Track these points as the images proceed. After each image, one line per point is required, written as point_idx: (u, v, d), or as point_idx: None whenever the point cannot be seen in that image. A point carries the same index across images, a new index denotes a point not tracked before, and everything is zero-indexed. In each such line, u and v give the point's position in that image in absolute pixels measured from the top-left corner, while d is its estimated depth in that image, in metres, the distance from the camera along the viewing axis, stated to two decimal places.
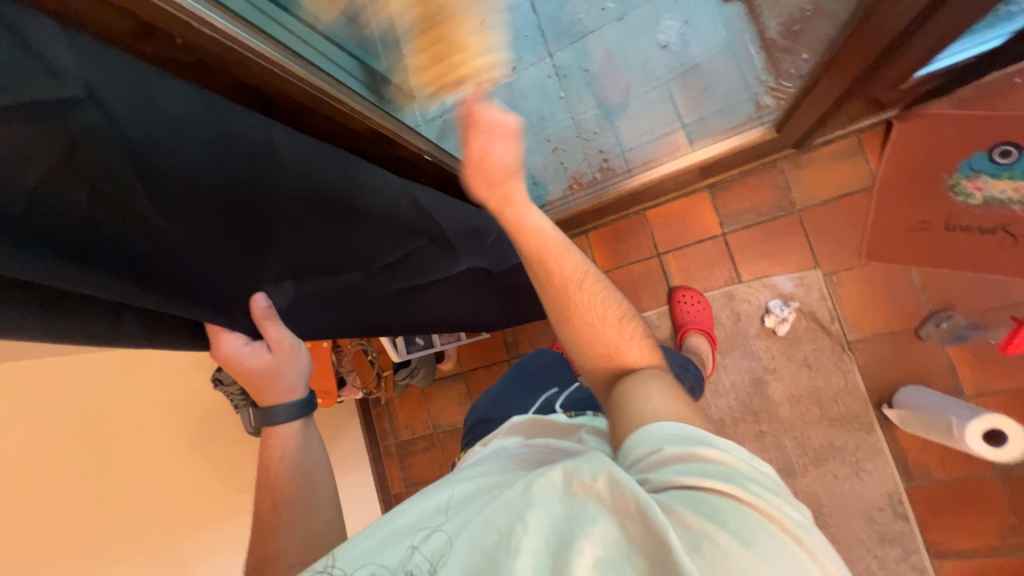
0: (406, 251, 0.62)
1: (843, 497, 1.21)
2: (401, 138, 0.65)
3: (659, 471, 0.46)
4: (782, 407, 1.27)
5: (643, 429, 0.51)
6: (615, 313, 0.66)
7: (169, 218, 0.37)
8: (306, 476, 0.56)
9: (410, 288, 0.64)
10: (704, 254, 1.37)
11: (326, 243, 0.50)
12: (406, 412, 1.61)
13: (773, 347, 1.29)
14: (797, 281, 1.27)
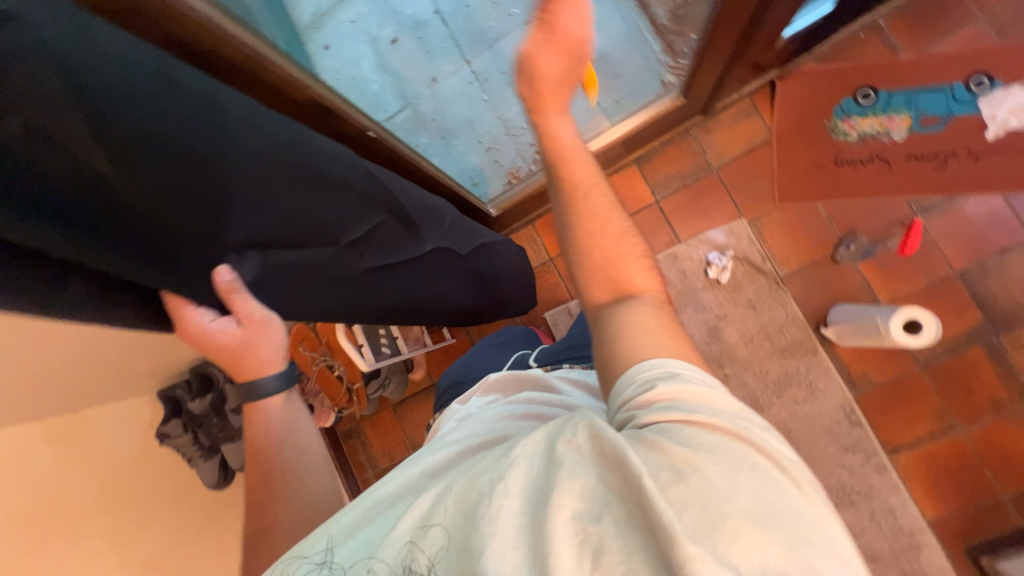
0: (368, 233, 0.65)
1: (806, 418, 1.32)
2: (346, 112, 0.65)
3: (656, 410, 0.46)
4: (738, 348, 1.37)
5: (640, 365, 0.51)
6: (619, 223, 0.67)
7: (126, 179, 0.39)
8: (292, 446, 0.65)
9: (371, 269, 0.69)
10: (643, 223, 1.46)
11: (293, 212, 0.54)
12: (381, 437, 1.53)
13: (720, 296, 1.39)
14: (728, 232, 1.40)
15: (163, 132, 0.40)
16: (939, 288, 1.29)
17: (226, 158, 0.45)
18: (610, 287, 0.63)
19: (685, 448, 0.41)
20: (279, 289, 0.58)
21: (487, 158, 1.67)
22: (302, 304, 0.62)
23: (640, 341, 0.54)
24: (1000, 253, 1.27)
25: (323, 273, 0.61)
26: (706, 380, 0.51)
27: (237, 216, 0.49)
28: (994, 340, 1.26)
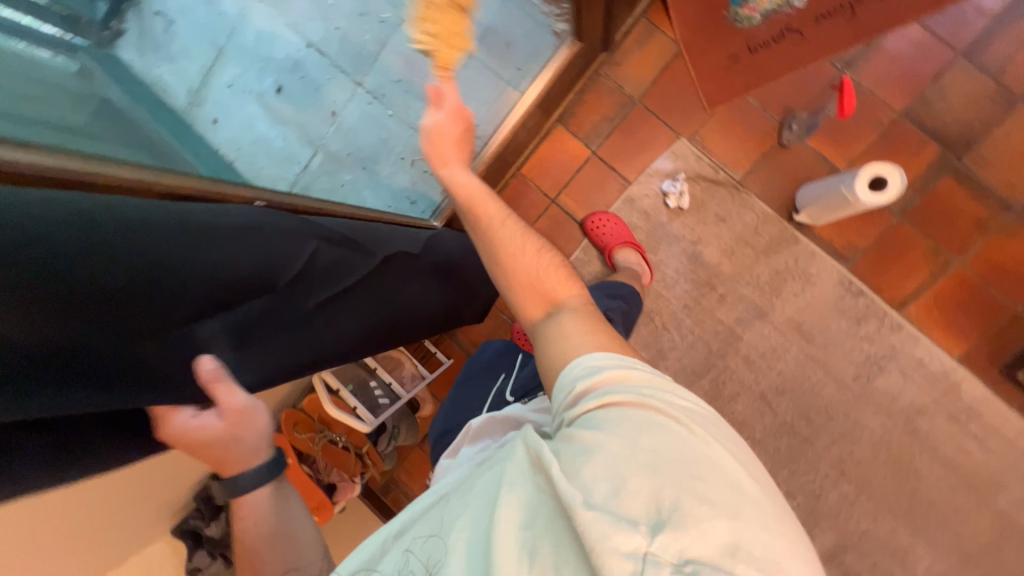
0: (312, 268, 0.68)
1: (811, 306, 1.31)
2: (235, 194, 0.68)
3: (577, 402, 0.59)
4: (723, 265, 1.35)
5: (563, 373, 0.63)
6: (534, 245, 0.79)
7: (94, 333, 0.44)
8: (283, 531, 0.69)
9: (327, 305, 0.71)
10: (588, 178, 1.42)
11: (220, 271, 0.55)
12: (419, 478, 1.49)
13: (688, 221, 1.36)
14: (672, 156, 1.36)
15: (110, 279, 0.45)
16: (890, 134, 1.26)
17: (126, 252, 0.46)
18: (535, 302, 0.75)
19: (590, 432, 0.54)
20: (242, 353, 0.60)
21: (415, 172, 1.66)
22: (275, 364, 0.66)
23: (568, 345, 0.66)
24: (934, 78, 1.25)
25: (277, 326, 0.64)
26: (627, 360, 0.63)
27: (165, 301, 0.50)
28: (958, 164, 1.24)
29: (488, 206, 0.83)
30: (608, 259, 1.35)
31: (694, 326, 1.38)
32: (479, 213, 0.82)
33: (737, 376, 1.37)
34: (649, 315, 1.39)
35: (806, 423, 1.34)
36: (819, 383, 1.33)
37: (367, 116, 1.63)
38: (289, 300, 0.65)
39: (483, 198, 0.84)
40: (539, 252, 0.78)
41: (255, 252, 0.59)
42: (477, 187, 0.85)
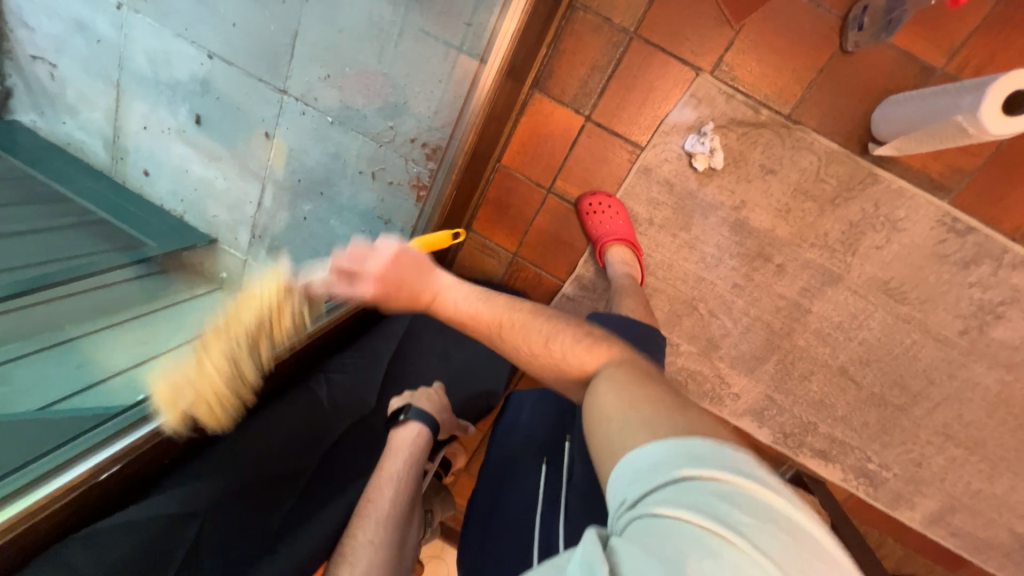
0: (217, 527, 0.59)
1: (900, 258, 1.04)
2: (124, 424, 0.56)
3: (632, 509, 0.40)
4: (778, 229, 1.07)
5: (632, 447, 0.45)
6: (542, 338, 0.63)
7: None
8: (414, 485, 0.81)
9: (261, 508, 0.64)
10: (587, 154, 1.13)
11: (112, 570, 0.49)
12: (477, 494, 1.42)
13: (725, 182, 1.07)
14: (693, 101, 1.03)
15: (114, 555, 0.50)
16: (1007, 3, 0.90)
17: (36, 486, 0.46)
18: (571, 384, 0.63)
19: (629, 548, 0.36)
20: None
21: (379, 186, 1.14)
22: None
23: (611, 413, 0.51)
24: None
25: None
26: (714, 454, 0.41)
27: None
28: None
29: (492, 314, 0.66)
30: (599, 255, 1.13)
31: (749, 307, 1.14)
32: (486, 328, 0.66)
33: (808, 354, 1.14)
34: (690, 305, 1.16)
35: (899, 393, 1.13)
36: (915, 345, 1.09)
37: (302, 132, 1.12)
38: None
39: (484, 307, 0.67)
40: (548, 346, 0.63)
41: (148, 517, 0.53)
42: (470, 296, 0.68)
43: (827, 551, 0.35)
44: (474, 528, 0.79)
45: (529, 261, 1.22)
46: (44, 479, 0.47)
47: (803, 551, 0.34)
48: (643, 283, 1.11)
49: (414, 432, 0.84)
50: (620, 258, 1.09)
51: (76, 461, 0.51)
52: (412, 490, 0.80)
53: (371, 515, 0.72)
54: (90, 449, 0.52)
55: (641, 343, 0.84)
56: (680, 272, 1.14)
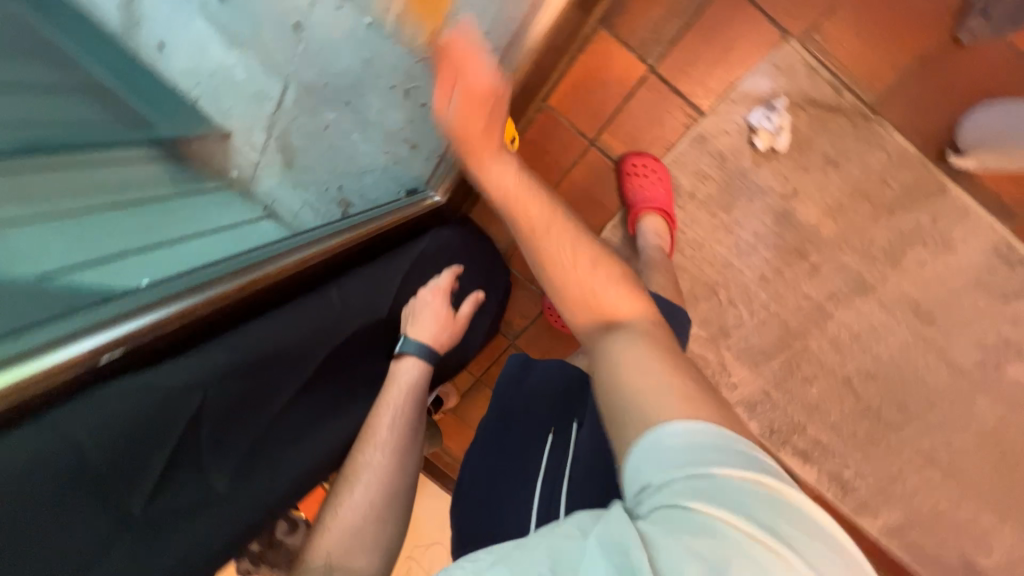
0: (220, 412, 0.57)
1: (940, 280, 1.01)
2: (133, 300, 0.54)
3: (659, 494, 0.39)
4: (824, 227, 1.02)
5: (659, 429, 0.43)
6: (586, 262, 0.62)
7: (111, 452, 0.48)
8: (414, 419, 0.77)
9: (258, 403, 0.61)
10: (642, 110, 1.04)
11: (111, 444, 0.47)
12: (456, 438, 1.44)
13: (781, 167, 1.01)
14: (771, 71, 0.96)
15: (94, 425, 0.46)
16: None
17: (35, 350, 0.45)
18: (590, 317, 0.59)
19: (664, 538, 0.35)
20: (184, 535, 0.53)
21: (410, 106, 1.00)
22: (225, 535, 0.57)
23: (635, 382, 0.48)
24: None
25: (203, 502, 0.55)
26: (745, 454, 0.40)
27: (75, 527, 0.45)
28: None
29: (531, 211, 0.66)
30: (630, 222, 1.07)
31: (771, 302, 1.10)
32: (520, 217, 0.66)
33: (817, 358, 1.12)
34: (711, 289, 1.11)
35: (896, 411, 1.13)
36: (926, 368, 1.08)
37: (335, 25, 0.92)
38: (191, 474, 0.54)
39: (529, 202, 0.67)
40: (595, 269, 0.61)
41: (138, 394, 0.50)
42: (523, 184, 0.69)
43: (849, 558, 0.36)
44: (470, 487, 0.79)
45: None
46: (36, 352, 0.44)
47: (830, 560, 0.35)
48: (671, 257, 1.05)
49: (411, 366, 0.79)
50: (652, 229, 1.03)
51: (87, 328, 0.49)
52: (414, 421, 0.77)
53: (368, 450, 0.72)
54: (93, 326, 0.49)
55: (663, 320, 0.81)
56: (710, 255, 1.09)
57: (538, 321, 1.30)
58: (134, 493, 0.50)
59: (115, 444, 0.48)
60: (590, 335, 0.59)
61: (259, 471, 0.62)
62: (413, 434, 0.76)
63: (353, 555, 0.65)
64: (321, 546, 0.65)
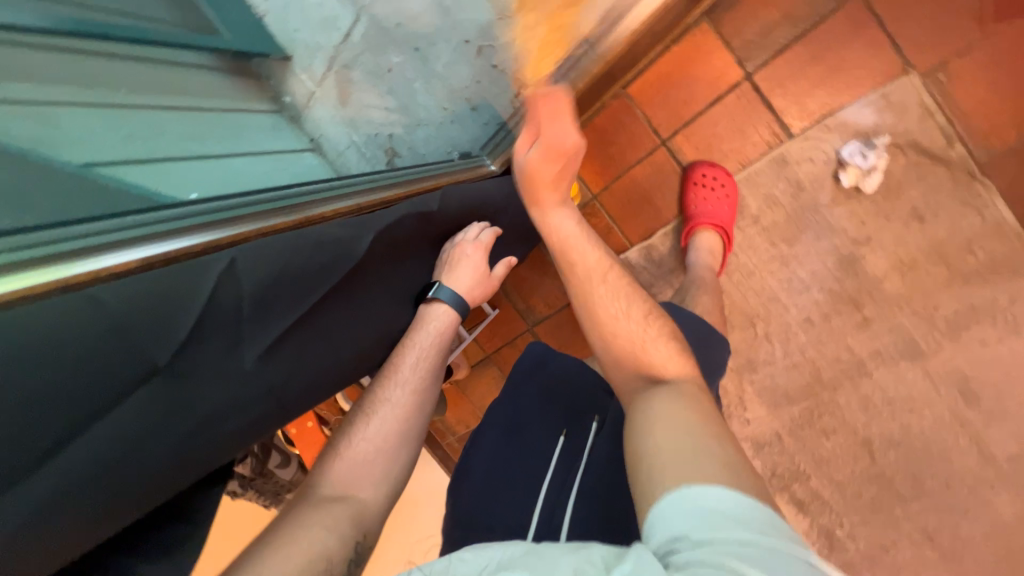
0: (254, 282, 0.50)
1: (998, 364, 0.95)
2: (176, 223, 0.51)
3: (692, 551, 0.36)
4: (888, 281, 0.96)
5: (704, 487, 0.41)
6: (639, 313, 0.65)
7: (122, 317, 0.40)
8: (434, 365, 0.75)
9: (288, 295, 0.54)
10: (726, 118, 0.98)
11: (133, 298, 0.41)
12: (455, 408, 1.46)
13: (861, 210, 0.95)
14: (878, 104, 0.90)
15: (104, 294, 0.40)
16: None
17: (62, 251, 0.41)
18: (629, 371, 0.61)
19: None
20: (206, 407, 0.46)
21: (480, 64, 0.87)
22: (244, 421, 0.51)
23: (691, 435, 0.47)
24: None
25: (225, 373, 0.48)
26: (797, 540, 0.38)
27: (87, 373, 0.38)
28: None
29: (587, 260, 0.70)
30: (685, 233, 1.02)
31: (809, 346, 1.04)
32: (574, 263, 0.71)
33: (842, 414, 1.05)
34: (749, 319, 1.06)
35: (910, 484, 1.04)
36: (954, 449, 1.01)
37: None
38: (223, 340, 0.48)
39: (580, 248, 0.71)
40: (648, 321, 0.64)
41: (165, 277, 0.44)
42: (577, 232, 0.73)
43: None
44: (472, 469, 0.77)
45: (606, 209, 1.09)
46: (62, 261, 0.40)
47: None
48: (719, 274, 1.00)
49: (441, 313, 0.77)
50: (706, 245, 0.98)
51: (125, 243, 0.46)
52: (436, 369, 0.75)
53: (389, 387, 0.70)
54: (124, 242, 0.45)
55: (701, 345, 0.76)
56: (759, 283, 1.04)
57: (561, 313, 1.26)
58: (161, 346, 0.42)
59: (126, 308, 0.41)
60: (630, 389, 0.60)
61: (282, 368, 0.54)
62: (431, 383, 0.74)
63: (357, 485, 0.62)
64: (328, 471, 0.62)
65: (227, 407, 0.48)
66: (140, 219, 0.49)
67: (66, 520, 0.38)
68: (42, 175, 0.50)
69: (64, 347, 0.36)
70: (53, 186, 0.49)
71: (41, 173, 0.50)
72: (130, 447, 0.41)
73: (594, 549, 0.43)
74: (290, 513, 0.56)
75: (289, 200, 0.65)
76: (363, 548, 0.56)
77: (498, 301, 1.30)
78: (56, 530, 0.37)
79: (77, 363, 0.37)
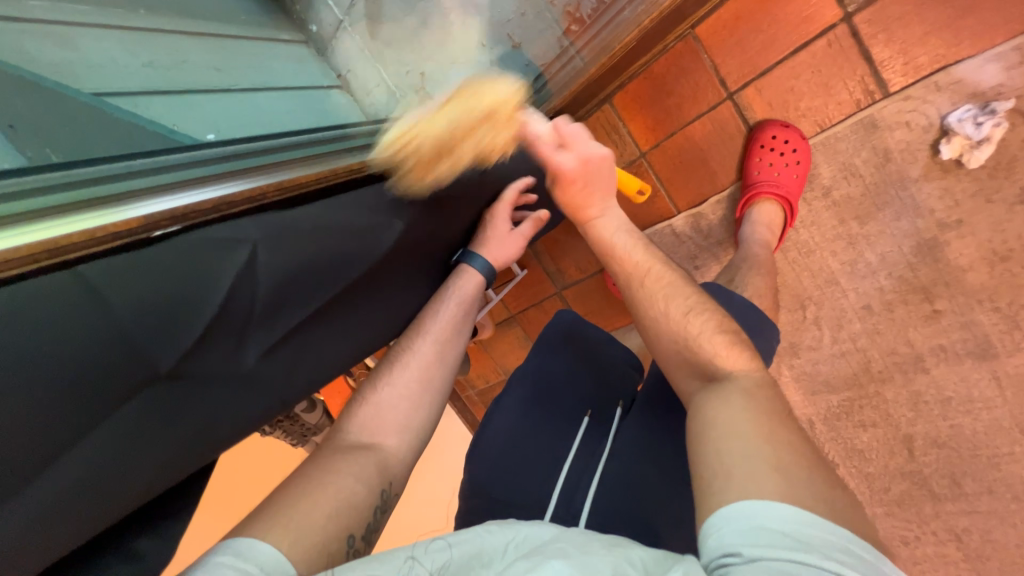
0: (271, 263, 0.47)
1: None
2: (197, 171, 0.47)
3: (749, 567, 0.33)
4: (972, 273, 0.85)
5: (768, 504, 0.36)
6: (678, 309, 0.58)
7: (129, 314, 0.38)
8: (461, 325, 0.70)
9: (296, 297, 0.51)
10: (811, 70, 0.84)
11: (143, 296, 0.39)
12: (477, 364, 1.46)
13: (956, 188, 0.82)
14: (1008, 59, 0.74)
15: (110, 283, 0.37)
16: None
17: (68, 201, 0.38)
18: (687, 368, 0.55)
19: None
20: (194, 417, 0.44)
21: None
22: (240, 425, 0.48)
23: (745, 441, 0.42)
24: None
25: (222, 377, 0.46)
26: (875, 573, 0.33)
27: (86, 374, 0.36)
28: None
29: (629, 261, 0.64)
30: (742, 203, 0.92)
31: (862, 335, 0.96)
32: (614, 263, 0.66)
33: (886, 408, 0.98)
34: (799, 302, 0.98)
35: (948, 485, 0.97)
36: (1008, 457, 0.91)
37: None
38: (228, 337, 0.45)
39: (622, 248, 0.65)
40: (686, 319, 0.57)
41: (175, 255, 0.41)
42: (620, 235, 0.66)
43: None
44: (488, 434, 0.73)
45: (655, 170, 0.99)
46: (69, 214, 0.37)
47: None
48: (775, 250, 0.90)
49: (472, 281, 0.72)
50: (764, 219, 0.88)
51: (140, 193, 0.42)
52: (465, 331, 0.71)
53: (418, 338, 0.67)
54: (137, 193, 0.41)
55: (747, 334, 0.69)
56: (817, 263, 0.94)
57: (593, 280, 1.19)
58: (158, 358, 0.40)
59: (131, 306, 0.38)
60: (692, 387, 0.55)
61: (288, 370, 0.52)
62: (461, 344, 0.70)
63: (383, 433, 0.60)
64: (354, 416, 0.60)
65: (226, 411, 0.47)
66: (162, 164, 0.46)
67: (69, 520, 0.38)
68: (66, 106, 0.46)
69: (69, 349, 0.35)
70: (74, 117, 0.46)
71: (61, 101, 0.47)
72: (116, 461, 0.39)
73: (630, 548, 0.40)
74: (314, 460, 0.55)
75: (318, 153, 0.59)
76: (388, 496, 0.55)
77: (528, 262, 1.24)
78: (45, 541, 0.37)
79: (83, 364, 0.36)
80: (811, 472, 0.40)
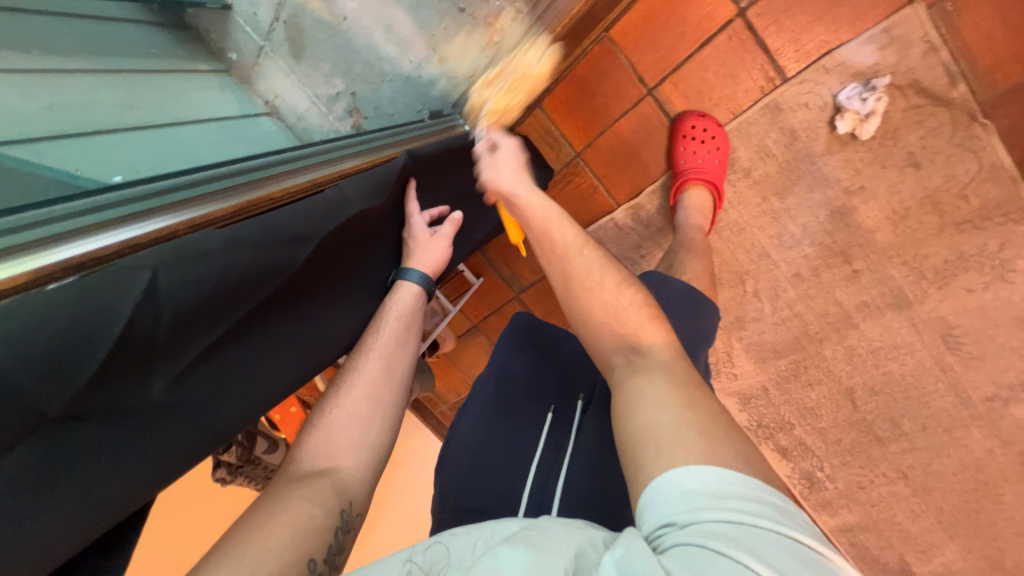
0: (181, 288, 0.43)
1: (985, 311, 0.94)
2: (99, 213, 0.44)
3: (682, 532, 0.35)
4: (879, 232, 0.94)
5: (696, 469, 0.39)
6: (615, 279, 0.61)
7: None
8: (405, 336, 0.69)
9: (214, 316, 0.47)
10: (717, 62, 0.91)
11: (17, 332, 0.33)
12: (446, 379, 1.44)
13: (855, 158, 0.91)
14: (880, 40, 0.84)
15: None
16: None
17: None
18: (614, 339, 0.57)
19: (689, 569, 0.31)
20: (103, 457, 0.39)
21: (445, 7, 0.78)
22: (167, 462, 0.44)
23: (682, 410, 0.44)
24: None
25: (133, 408, 0.41)
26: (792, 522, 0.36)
27: None
28: None
29: (563, 233, 0.66)
30: (674, 190, 0.97)
31: (797, 301, 1.03)
32: (545, 242, 0.66)
33: (827, 365, 1.06)
34: (739, 277, 1.04)
35: (890, 428, 1.05)
36: (933, 394, 1.01)
37: None
38: (132, 367, 0.40)
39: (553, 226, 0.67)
40: (620, 288, 0.60)
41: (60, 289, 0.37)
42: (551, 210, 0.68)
43: None
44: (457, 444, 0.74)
45: (591, 167, 1.03)
46: None
47: None
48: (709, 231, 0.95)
49: (411, 295, 0.70)
50: (696, 204, 0.93)
51: (33, 244, 0.38)
52: (413, 342, 0.70)
53: (364, 357, 0.65)
54: (30, 244, 0.38)
55: (689, 313, 0.73)
56: (749, 239, 1.01)
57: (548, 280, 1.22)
58: (49, 399, 0.35)
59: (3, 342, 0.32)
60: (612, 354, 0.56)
61: (218, 393, 0.48)
62: (409, 355, 0.69)
63: (338, 455, 0.58)
64: (305, 446, 0.58)
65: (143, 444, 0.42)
66: (54, 208, 0.42)
67: None
68: None
69: None
70: None
71: None
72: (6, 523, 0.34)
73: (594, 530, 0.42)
74: (266, 494, 0.52)
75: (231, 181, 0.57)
76: (350, 516, 0.54)
77: (482, 270, 1.25)
78: None
79: None
80: (730, 432, 0.43)
